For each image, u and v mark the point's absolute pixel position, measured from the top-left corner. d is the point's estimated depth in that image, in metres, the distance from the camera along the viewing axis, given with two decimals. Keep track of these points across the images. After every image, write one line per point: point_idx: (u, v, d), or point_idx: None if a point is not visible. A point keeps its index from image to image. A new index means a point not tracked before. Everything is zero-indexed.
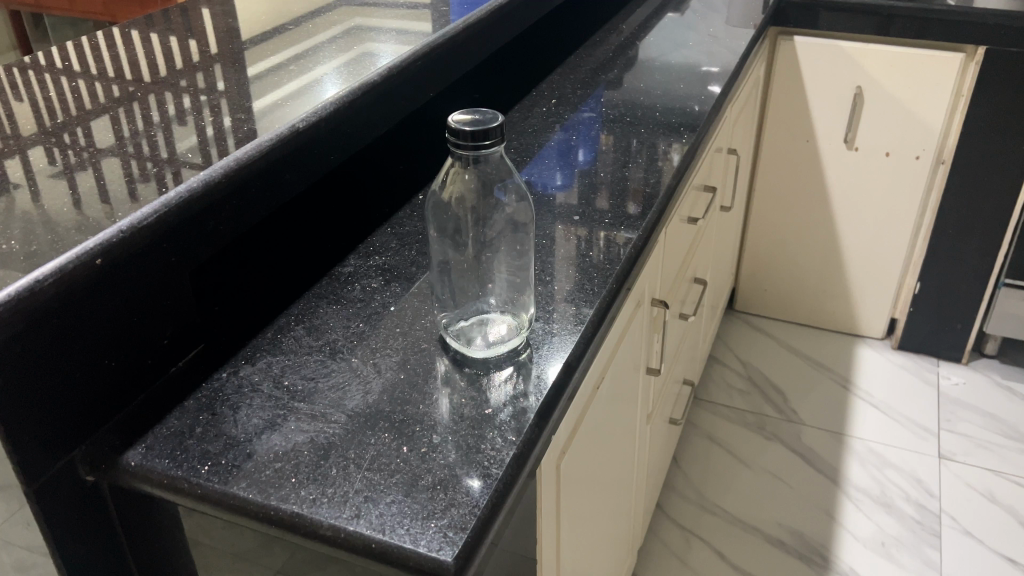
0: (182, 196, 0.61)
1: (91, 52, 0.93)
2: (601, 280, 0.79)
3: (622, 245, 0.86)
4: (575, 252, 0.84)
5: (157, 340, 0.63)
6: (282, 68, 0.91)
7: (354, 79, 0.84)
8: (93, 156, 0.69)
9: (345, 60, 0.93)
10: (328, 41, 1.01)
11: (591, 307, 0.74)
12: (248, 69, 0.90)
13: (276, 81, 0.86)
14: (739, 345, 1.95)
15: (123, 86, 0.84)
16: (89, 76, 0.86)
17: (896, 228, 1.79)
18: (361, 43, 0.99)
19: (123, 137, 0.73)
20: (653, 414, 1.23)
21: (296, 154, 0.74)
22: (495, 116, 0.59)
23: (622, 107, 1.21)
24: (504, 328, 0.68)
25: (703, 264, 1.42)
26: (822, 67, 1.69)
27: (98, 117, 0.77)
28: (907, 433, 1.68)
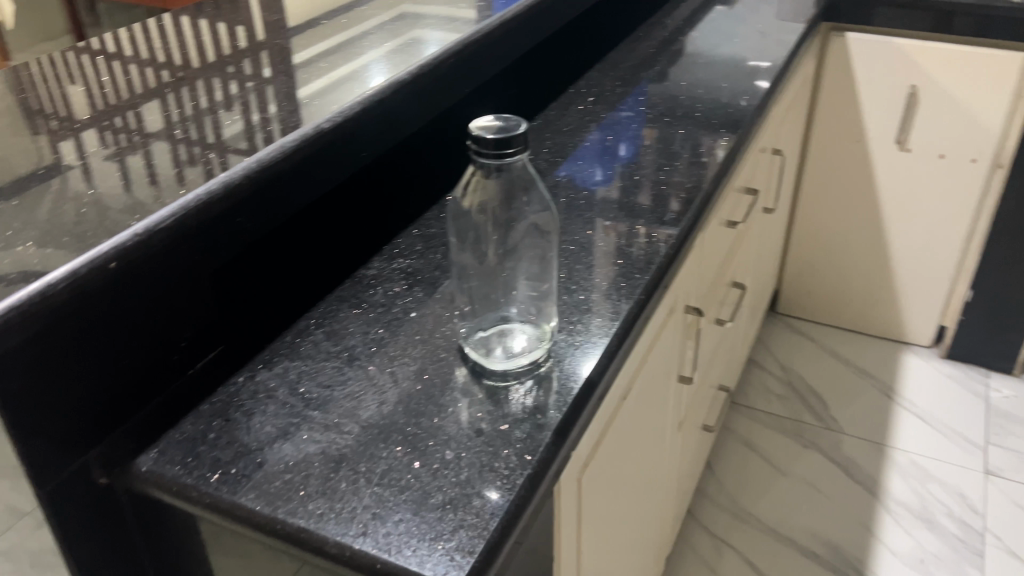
0: (202, 199, 0.60)
1: (140, 38, 0.94)
2: (643, 272, 0.78)
3: (664, 241, 0.84)
4: (616, 247, 0.83)
5: (176, 342, 0.63)
6: (319, 58, 0.90)
7: (400, 68, 0.84)
8: (143, 139, 0.70)
9: (392, 47, 0.92)
10: (376, 28, 1.00)
11: (628, 303, 0.73)
12: (295, 56, 0.90)
13: (321, 68, 0.86)
14: (780, 348, 1.90)
15: (170, 71, 0.85)
16: (138, 63, 0.87)
17: (949, 232, 1.73)
18: (409, 31, 0.98)
19: (172, 121, 0.73)
20: (686, 420, 1.21)
21: (326, 151, 0.73)
22: (520, 122, 0.57)
23: (664, 104, 1.18)
24: (525, 337, 0.67)
25: (744, 266, 1.39)
26: (875, 65, 1.62)
27: (149, 101, 0.77)
28: (952, 446, 1.62)
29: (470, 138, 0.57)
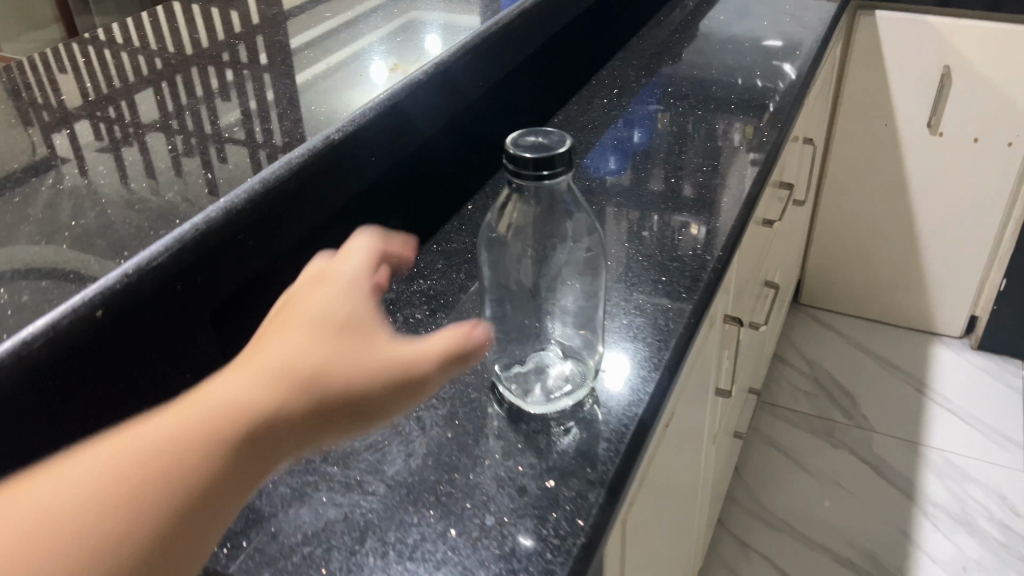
0: (200, 228, 0.53)
1: (136, 28, 0.86)
2: (691, 283, 0.73)
3: (711, 251, 0.77)
4: (658, 258, 0.76)
5: (173, 380, 0.57)
6: (319, 47, 0.83)
7: (407, 67, 0.78)
8: (143, 140, 0.63)
9: (397, 39, 0.86)
10: (378, 13, 0.93)
11: (680, 325, 0.67)
12: (294, 42, 0.83)
13: (322, 60, 0.79)
14: (804, 342, 1.84)
15: (169, 63, 0.77)
16: (133, 55, 0.79)
17: (982, 219, 1.64)
18: (413, 19, 0.91)
19: (172, 117, 0.67)
20: (719, 431, 1.14)
21: (340, 165, 0.67)
22: (562, 139, 0.50)
23: (693, 96, 1.11)
24: (564, 373, 0.60)
25: (775, 263, 1.32)
26: (905, 45, 1.53)
27: (149, 97, 0.70)
28: (988, 444, 1.56)
29: (505, 154, 0.49)
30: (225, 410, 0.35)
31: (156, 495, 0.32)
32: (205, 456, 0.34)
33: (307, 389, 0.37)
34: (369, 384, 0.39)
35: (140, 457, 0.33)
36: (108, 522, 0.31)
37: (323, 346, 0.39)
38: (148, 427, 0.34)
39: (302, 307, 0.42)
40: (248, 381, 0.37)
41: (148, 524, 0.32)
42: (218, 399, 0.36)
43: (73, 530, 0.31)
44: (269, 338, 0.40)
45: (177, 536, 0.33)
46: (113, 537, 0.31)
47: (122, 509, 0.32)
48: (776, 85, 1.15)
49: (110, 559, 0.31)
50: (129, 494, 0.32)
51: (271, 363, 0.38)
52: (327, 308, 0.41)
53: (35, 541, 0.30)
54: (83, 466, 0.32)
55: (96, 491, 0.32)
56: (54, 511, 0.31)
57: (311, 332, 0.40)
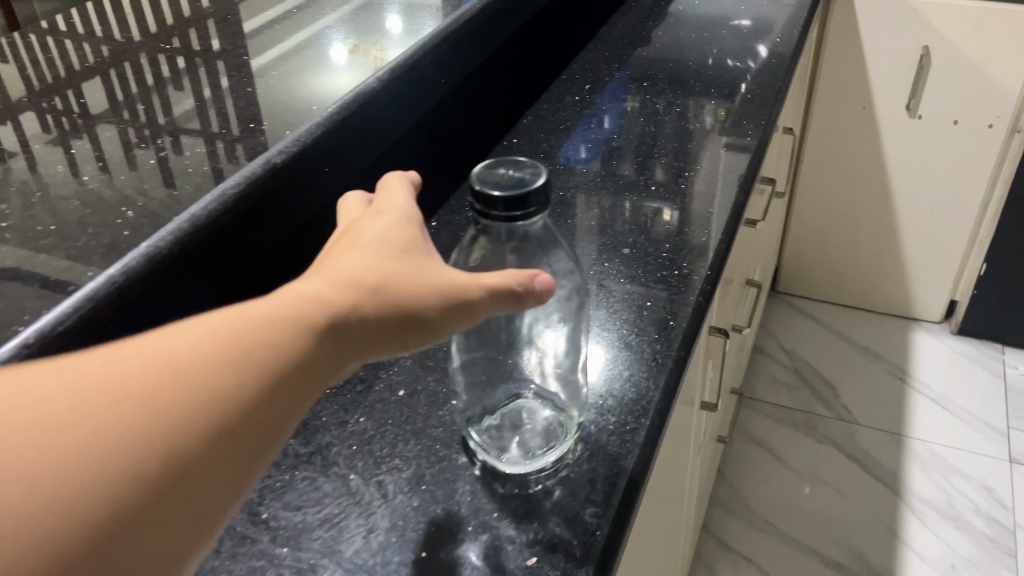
0: (117, 281, 0.46)
1: (61, 43, 0.78)
2: (678, 302, 0.67)
3: (700, 269, 0.71)
4: (642, 279, 0.70)
5: None
6: (281, 64, 0.76)
7: (369, 74, 0.72)
8: (65, 185, 0.56)
9: (362, 46, 0.80)
10: (342, 23, 0.87)
11: (671, 356, 0.60)
12: (254, 59, 0.77)
13: (283, 77, 0.73)
14: (783, 331, 1.80)
15: (97, 87, 0.70)
16: (57, 76, 0.71)
17: (962, 203, 1.60)
18: (379, 26, 0.85)
19: (103, 157, 0.60)
20: (705, 442, 1.09)
21: (281, 189, 0.60)
22: (537, 174, 0.44)
23: (669, 92, 1.05)
24: (545, 425, 0.55)
25: (756, 259, 1.26)
26: (883, 26, 1.47)
27: (74, 130, 0.63)
28: (972, 433, 1.53)
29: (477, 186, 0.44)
30: (300, 303, 0.34)
31: (242, 372, 0.31)
32: (291, 341, 0.33)
33: (381, 294, 0.36)
34: (446, 291, 0.38)
35: (229, 332, 0.31)
36: (198, 391, 0.29)
37: (398, 255, 0.38)
38: (237, 308, 0.33)
39: (371, 224, 0.40)
40: (329, 285, 0.35)
41: (232, 398, 0.30)
42: (300, 299, 0.34)
43: (158, 393, 0.28)
44: (343, 249, 0.38)
45: (257, 416, 0.31)
46: (200, 405, 0.29)
47: (208, 379, 0.30)
48: (746, 64, 1.12)
49: (195, 428, 0.29)
50: (220, 366, 0.30)
51: (350, 269, 0.36)
52: (396, 226, 0.40)
53: (122, 401, 0.28)
54: (173, 335, 0.31)
55: (185, 357, 0.30)
56: (141, 372, 0.29)
57: (384, 245, 0.38)
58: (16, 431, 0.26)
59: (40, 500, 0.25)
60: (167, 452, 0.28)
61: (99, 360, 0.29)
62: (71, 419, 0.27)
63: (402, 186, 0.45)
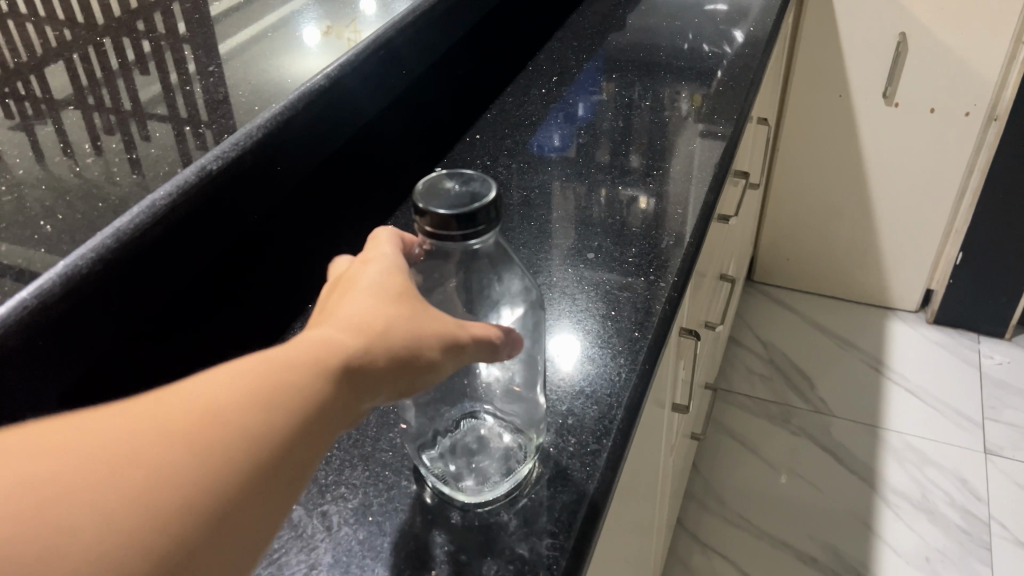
0: (30, 305, 0.43)
1: None
2: (643, 313, 0.65)
3: (668, 278, 0.69)
4: (606, 287, 0.68)
5: None
6: (249, 44, 0.74)
7: (332, 64, 0.69)
8: None
9: (330, 29, 0.77)
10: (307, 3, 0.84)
11: (628, 371, 0.59)
12: (221, 38, 0.74)
13: (249, 59, 0.71)
14: (759, 322, 1.79)
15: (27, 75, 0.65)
16: None
17: (937, 192, 1.58)
18: (346, 9, 0.82)
19: (25, 150, 0.55)
20: (677, 441, 1.07)
21: (218, 194, 0.57)
22: (488, 187, 0.42)
23: (639, 82, 1.01)
24: (502, 452, 0.52)
25: (730, 252, 1.24)
26: (860, 11, 1.44)
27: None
28: (946, 424, 1.52)
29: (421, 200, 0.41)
30: (317, 346, 0.34)
31: (269, 419, 0.31)
32: (315, 383, 0.33)
33: (392, 336, 0.36)
34: (446, 336, 0.39)
35: (255, 379, 0.31)
36: (227, 440, 0.29)
37: (402, 298, 0.38)
38: (259, 356, 0.33)
39: (370, 268, 0.40)
40: (343, 329, 0.35)
41: (261, 445, 0.30)
42: (315, 344, 0.34)
43: (192, 445, 0.29)
44: (347, 295, 0.38)
45: (286, 460, 0.31)
46: (233, 454, 0.29)
47: (237, 430, 0.30)
48: (722, 48, 1.10)
49: (227, 475, 0.29)
50: (247, 415, 0.30)
51: (360, 312, 0.36)
52: (394, 270, 0.40)
53: (159, 455, 0.28)
54: (203, 385, 0.31)
55: (213, 409, 0.30)
56: (173, 425, 0.29)
57: (386, 289, 0.39)
58: (50, 491, 0.26)
59: (85, 558, 0.25)
60: (205, 501, 0.28)
61: (130, 420, 0.29)
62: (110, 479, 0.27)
63: (388, 231, 0.45)
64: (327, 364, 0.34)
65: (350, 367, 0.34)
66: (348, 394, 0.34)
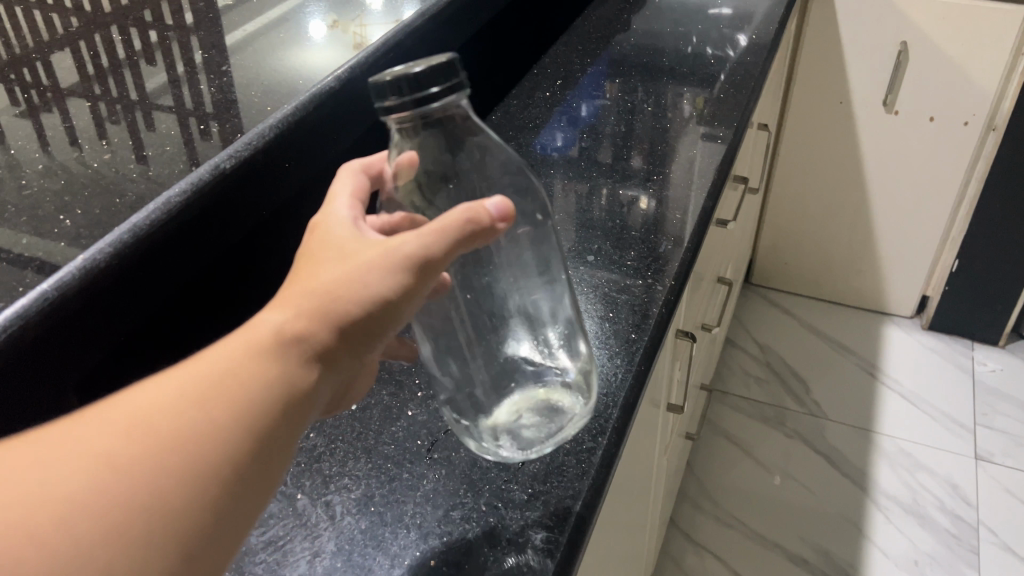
0: (50, 297, 0.44)
1: (12, 24, 0.76)
2: (641, 317, 0.67)
3: (665, 280, 0.71)
4: (605, 290, 0.70)
5: None
6: (250, 44, 0.76)
7: (338, 66, 0.71)
8: (4, 174, 0.54)
9: (333, 31, 0.80)
10: (309, 6, 0.87)
11: (625, 371, 0.61)
12: (225, 36, 0.77)
13: (253, 60, 0.73)
14: (756, 325, 1.81)
15: (46, 73, 0.67)
16: (7, 59, 0.69)
17: (935, 200, 1.60)
18: (349, 12, 0.85)
19: (45, 146, 0.57)
20: (672, 441, 1.08)
21: (229, 193, 0.59)
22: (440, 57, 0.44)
23: (641, 86, 1.03)
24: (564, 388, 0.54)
25: (729, 255, 1.25)
26: (862, 19, 1.46)
27: (18, 115, 0.61)
28: (939, 429, 1.54)
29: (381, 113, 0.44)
30: (253, 337, 0.34)
31: (193, 418, 0.32)
32: (247, 373, 0.33)
33: (340, 299, 0.35)
34: (393, 258, 0.36)
35: (181, 387, 0.32)
36: (148, 447, 0.31)
37: (346, 255, 0.37)
38: (190, 363, 0.34)
39: (321, 240, 0.40)
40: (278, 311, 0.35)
41: (190, 443, 0.31)
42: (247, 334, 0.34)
43: (114, 459, 0.30)
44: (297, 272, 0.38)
45: (222, 448, 0.32)
46: (157, 458, 0.30)
47: (162, 433, 0.31)
48: (726, 53, 1.12)
49: (154, 477, 0.30)
50: (170, 420, 0.31)
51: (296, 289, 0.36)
52: (341, 235, 0.40)
53: (82, 471, 0.30)
54: (132, 400, 0.32)
55: (138, 421, 0.31)
56: (97, 444, 0.30)
57: (329, 256, 0.38)
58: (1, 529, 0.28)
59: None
60: (131, 507, 0.29)
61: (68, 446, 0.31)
62: (33, 498, 0.29)
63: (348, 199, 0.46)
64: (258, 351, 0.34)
65: (285, 345, 0.34)
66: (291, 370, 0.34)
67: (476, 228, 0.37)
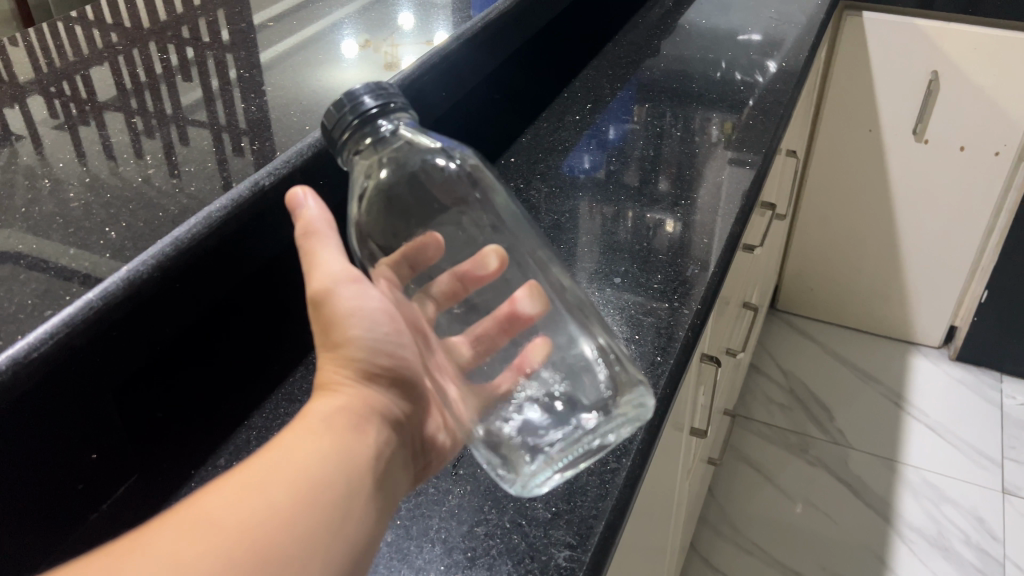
0: (94, 306, 0.46)
1: (58, 41, 0.78)
2: (667, 340, 0.67)
3: (691, 305, 0.71)
4: (631, 312, 0.70)
5: (84, 451, 0.52)
6: (286, 62, 0.79)
7: None
8: (49, 187, 0.56)
9: (367, 52, 0.82)
10: (344, 26, 0.89)
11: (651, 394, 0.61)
12: (262, 54, 0.79)
13: (286, 78, 0.75)
14: (781, 351, 1.80)
15: (91, 88, 0.70)
16: (54, 75, 0.71)
17: (965, 230, 1.59)
18: (382, 33, 0.87)
19: (89, 160, 0.59)
20: (694, 465, 1.08)
21: (269, 209, 0.60)
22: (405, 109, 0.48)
23: (670, 110, 1.04)
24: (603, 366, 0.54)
25: (755, 280, 1.25)
26: (892, 48, 1.46)
27: (62, 130, 0.63)
28: (966, 461, 1.52)
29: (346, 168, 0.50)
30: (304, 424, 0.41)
31: (292, 475, 0.38)
32: (320, 439, 0.40)
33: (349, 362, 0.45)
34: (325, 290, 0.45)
35: (264, 469, 0.38)
36: (269, 503, 0.36)
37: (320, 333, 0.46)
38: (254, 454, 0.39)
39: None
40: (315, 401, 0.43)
41: (303, 490, 0.37)
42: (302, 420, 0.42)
43: (242, 525, 0.35)
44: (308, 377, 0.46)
45: (324, 500, 0.38)
46: (283, 506, 0.36)
47: (268, 498, 0.36)
48: (754, 79, 1.13)
49: (290, 519, 0.36)
50: (275, 483, 0.37)
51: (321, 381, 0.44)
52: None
53: (223, 538, 0.34)
54: (221, 485, 0.36)
55: (241, 496, 0.36)
56: (217, 518, 0.35)
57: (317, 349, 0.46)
58: None
59: None
60: (276, 547, 0.35)
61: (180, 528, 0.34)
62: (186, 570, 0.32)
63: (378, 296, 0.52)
64: (319, 425, 0.41)
65: (334, 416, 0.42)
66: (348, 429, 0.42)
67: (327, 223, 0.46)
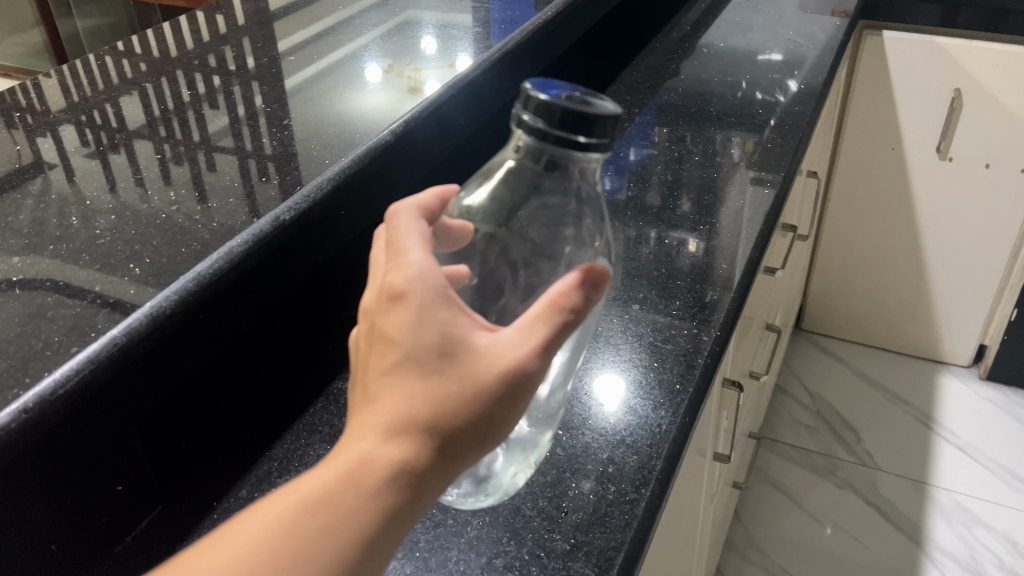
0: (119, 342, 0.47)
1: (88, 73, 0.80)
2: (687, 367, 0.67)
3: (710, 330, 0.71)
4: (648, 339, 0.70)
5: (113, 482, 0.53)
6: (310, 88, 0.80)
7: (394, 114, 0.75)
8: (77, 221, 0.57)
9: (390, 76, 0.83)
10: (366, 51, 0.90)
11: (671, 423, 0.61)
12: (287, 80, 0.81)
13: (310, 103, 0.77)
14: (806, 371, 1.78)
15: (119, 119, 0.71)
16: (83, 107, 0.73)
17: (992, 247, 1.57)
18: (405, 59, 0.88)
19: (117, 193, 0.60)
20: (718, 490, 1.07)
21: (290, 242, 0.61)
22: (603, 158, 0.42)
23: (688, 132, 1.04)
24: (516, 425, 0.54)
25: (778, 299, 1.25)
26: (913, 67, 1.45)
27: (91, 164, 0.64)
28: (998, 483, 1.49)
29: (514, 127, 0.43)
30: (351, 486, 0.34)
31: (298, 540, 0.33)
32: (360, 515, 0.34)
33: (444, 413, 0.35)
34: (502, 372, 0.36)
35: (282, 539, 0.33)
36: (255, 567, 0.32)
37: (433, 349, 0.35)
38: (280, 498, 0.34)
39: (395, 314, 0.36)
40: (377, 431, 0.35)
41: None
42: (349, 454, 0.35)
43: None
44: (376, 371, 0.36)
45: None
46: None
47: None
48: (775, 99, 1.13)
49: None
50: (274, 540, 0.33)
51: (393, 413, 0.35)
52: (422, 297, 0.35)
53: None
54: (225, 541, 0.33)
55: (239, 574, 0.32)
56: None
57: (410, 350, 0.35)
58: None
59: None
60: None
61: None
62: None
63: (409, 205, 0.42)
64: (366, 480, 0.34)
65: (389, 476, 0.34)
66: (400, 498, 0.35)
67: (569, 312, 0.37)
